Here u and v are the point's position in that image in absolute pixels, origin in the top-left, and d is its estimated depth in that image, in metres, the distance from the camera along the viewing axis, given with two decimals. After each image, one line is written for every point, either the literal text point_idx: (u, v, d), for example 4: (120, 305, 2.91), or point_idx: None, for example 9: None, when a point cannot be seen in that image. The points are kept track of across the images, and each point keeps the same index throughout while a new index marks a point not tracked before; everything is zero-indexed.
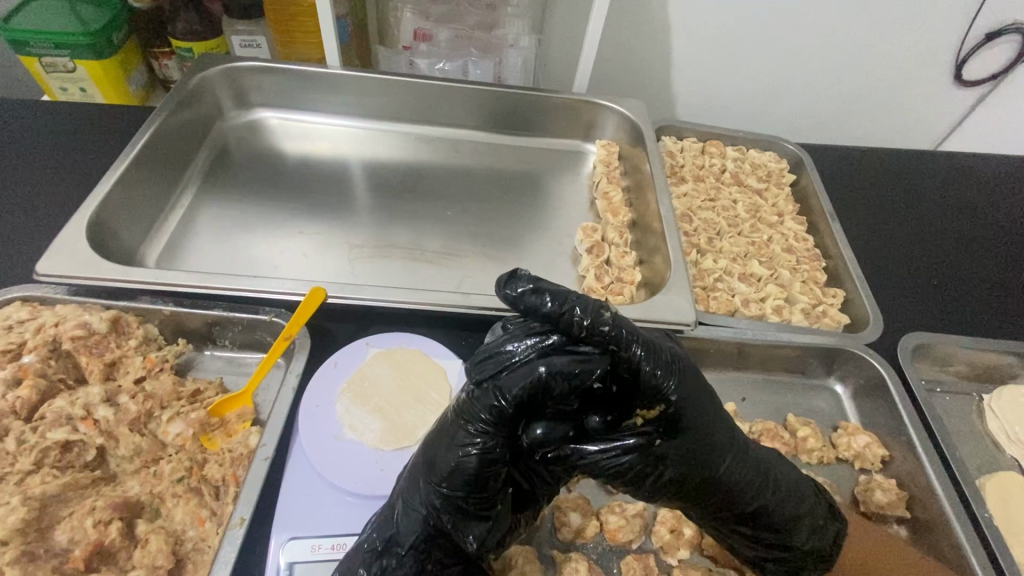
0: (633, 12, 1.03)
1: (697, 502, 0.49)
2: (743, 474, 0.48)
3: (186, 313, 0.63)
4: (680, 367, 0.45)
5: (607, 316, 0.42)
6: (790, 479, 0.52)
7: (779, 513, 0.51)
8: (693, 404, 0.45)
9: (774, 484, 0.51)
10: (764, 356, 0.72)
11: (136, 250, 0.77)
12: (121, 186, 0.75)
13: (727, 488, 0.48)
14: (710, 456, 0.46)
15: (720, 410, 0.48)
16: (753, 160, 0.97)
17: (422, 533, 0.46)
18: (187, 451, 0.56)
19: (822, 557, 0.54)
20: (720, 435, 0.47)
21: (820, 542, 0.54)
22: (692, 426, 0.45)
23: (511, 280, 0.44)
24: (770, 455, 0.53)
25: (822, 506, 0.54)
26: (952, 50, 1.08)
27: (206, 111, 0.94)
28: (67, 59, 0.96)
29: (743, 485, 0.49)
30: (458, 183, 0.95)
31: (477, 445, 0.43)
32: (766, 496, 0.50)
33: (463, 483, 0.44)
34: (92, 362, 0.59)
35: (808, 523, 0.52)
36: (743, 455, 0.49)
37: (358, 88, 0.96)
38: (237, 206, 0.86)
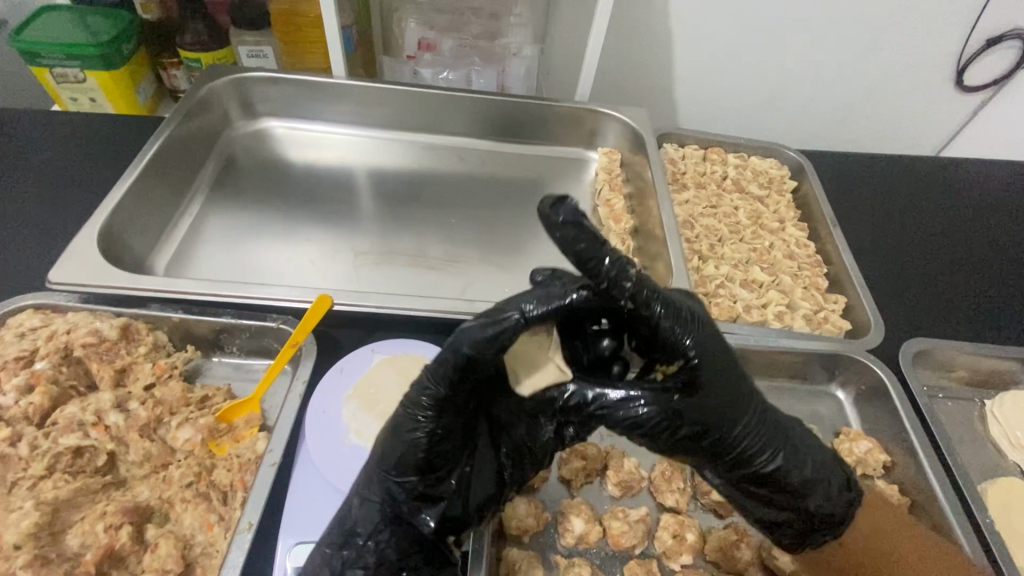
0: (635, 21, 1.05)
1: (716, 458, 0.49)
2: (762, 433, 0.49)
3: (195, 320, 0.64)
4: (698, 322, 0.46)
5: (632, 273, 0.42)
6: (809, 443, 0.52)
7: (794, 476, 0.50)
8: (714, 359, 0.45)
9: (789, 448, 0.50)
10: (767, 362, 0.72)
11: (146, 258, 0.78)
12: (131, 195, 0.76)
13: (746, 447, 0.48)
14: (728, 412, 0.47)
15: (739, 368, 0.48)
16: (754, 166, 0.98)
17: (383, 516, 0.47)
18: (196, 457, 0.57)
19: (829, 527, 0.54)
20: (739, 392, 0.47)
21: (832, 511, 0.53)
22: (711, 382, 0.45)
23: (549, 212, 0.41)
24: (788, 420, 0.52)
25: (837, 476, 0.53)
26: (953, 57, 1.09)
27: (215, 121, 0.96)
28: (78, 70, 0.98)
29: (762, 444, 0.49)
30: (462, 190, 0.97)
31: (423, 429, 0.45)
32: (785, 460, 0.49)
33: (416, 465, 0.46)
34: (103, 369, 0.60)
35: (823, 488, 0.52)
36: (762, 417, 0.49)
37: (363, 97, 0.97)
38: (245, 215, 0.87)
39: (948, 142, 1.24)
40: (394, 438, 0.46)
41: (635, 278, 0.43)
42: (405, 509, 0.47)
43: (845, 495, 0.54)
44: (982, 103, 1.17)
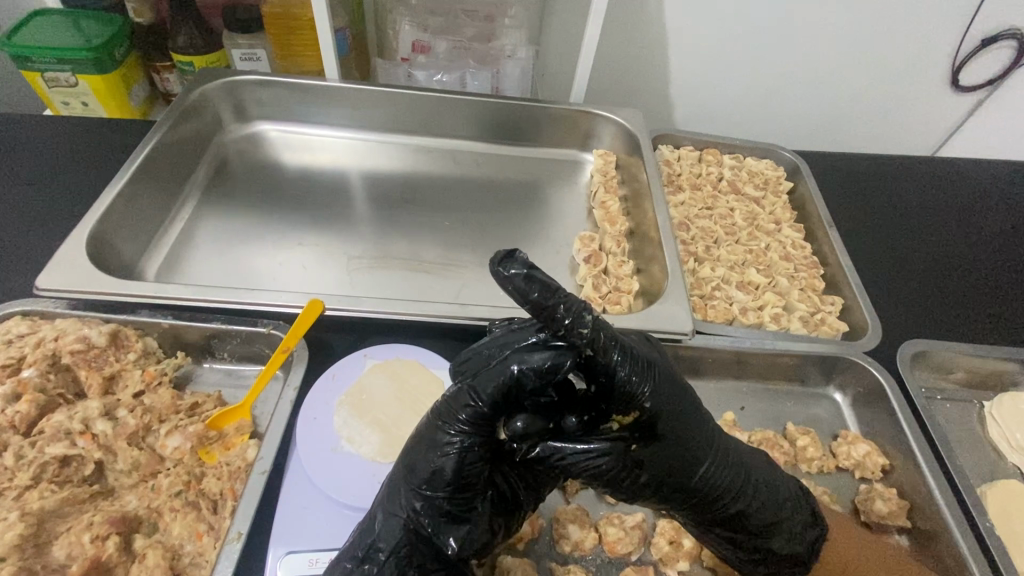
0: (630, 22, 1.04)
1: (678, 502, 0.49)
2: (725, 476, 0.49)
3: (185, 326, 0.63)
4: (653, 373, 0.45)
5: (589, 319, 0.42)
6: (773, 482, 0.53)
7: (758, 517, 0.51)
8: (667, 409, 0.45)
9: (753, 489, 0.51)
10: (764, 365, 0.72)
11: (136, 264, 0.77)
12: (121, 199, 0.75)
13: (708, 491, 0.48)
14: (688, 458, 0.47)
15: (698, 414, 0.48)
16: (750, 168, 0.97)
17: (406, 534, 0.45)
18: (185, 465, 0.56)
19: (802, 561, 0.54)
20: (699, 438, 0.48)
21: (798, 546, 0.53)
22: (668, 430, 0.46)
23: (499, 266, 0.41)
24: (752, 460, 0.53)
25: (802, 513, 0.54)
26: (949, 56, 1.09)
27: (207, 125, 0.95)
28: (70, 74, 0.97)
29: (723, 488, 0.49)
30: (457, 193, 0.96)
31: (456, 444, 0.45)
32: (746, 501, 0.50)
33: (450, 479, 0.45)
34: (92, 376, 0.60)
35: (785, 527, 0.52)
36: (723, 462, 0.49)
37: (356, 100, 0.96)
38: (237, 219, 0.86)
39: (946, 141, 1.24)
40: (427, 450, 0.46)
41: (591, 324, 0.42)
42: (428, 529, 0.45)
43: (814, 529, 0.55)
44: (979, 102, 1.17)
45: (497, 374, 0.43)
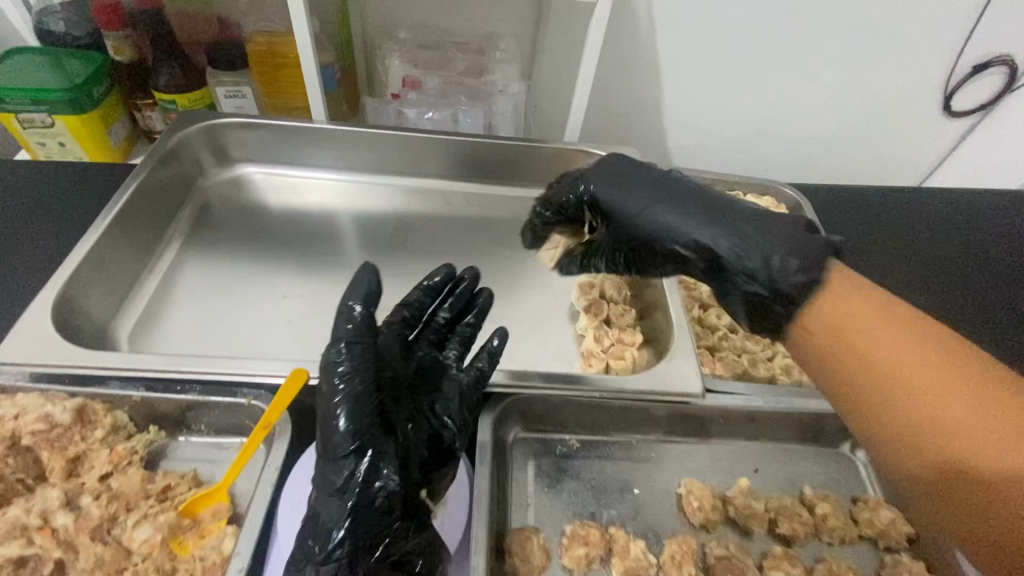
0: (623, 54, 1.02)
1: (654, 261, 0.58)
2: (670, 219, 0.54)
3: (159, 398, 0.59)
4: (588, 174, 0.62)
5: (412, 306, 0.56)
6: (760, 233, 0.50)
7: (727, 245, 0.51)
8: (615, 183, 0.59)
9: (709, 204, 0.54)
10: (779, 423, 0.66)
11: (109, 324, 0.72)
12: (93, 254, 0.71)
13: (658, 242, 0.55)
14: (626, 232, 0.58)
15: (667, 180, 0.57)
16: (751, 205, 0.95)
17: (339, 489, 0.46)
18: (154, 561, 0.51)
19: (811, 283, 0.46)
20: (675, 184, 0.57)
21: (801, 270, 0.47)
22: (605, 202, 0.59)
23: (360, 274, 0.48)
24: (735, 210, 0.53)
25: (782, 260, 0.48)
26: (940, 81, 1.08)
27: (187, 169, 0.91)
28: (46, 115, 0.93)
29: (671, 248, 0.54)
30: (449, 235, 0.92)
31: (348, 410, 0.45)
32: (682, 242, 0.53)
33: (356, 431, 0.46)
34: (54, 459, 0.55)
35: (756, 248, 0.49)
36: (659, 206, 0.55)
37: (344, 141, 0.93)
38: (215, 269, 0.82)
39: (933, 170, 1.23)
40: (324, 416, 0.46)
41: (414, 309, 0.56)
42: (361, 475, 0.45)
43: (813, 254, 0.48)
44: (968, 129, 1.15)
45: (388, 347, 0.51)
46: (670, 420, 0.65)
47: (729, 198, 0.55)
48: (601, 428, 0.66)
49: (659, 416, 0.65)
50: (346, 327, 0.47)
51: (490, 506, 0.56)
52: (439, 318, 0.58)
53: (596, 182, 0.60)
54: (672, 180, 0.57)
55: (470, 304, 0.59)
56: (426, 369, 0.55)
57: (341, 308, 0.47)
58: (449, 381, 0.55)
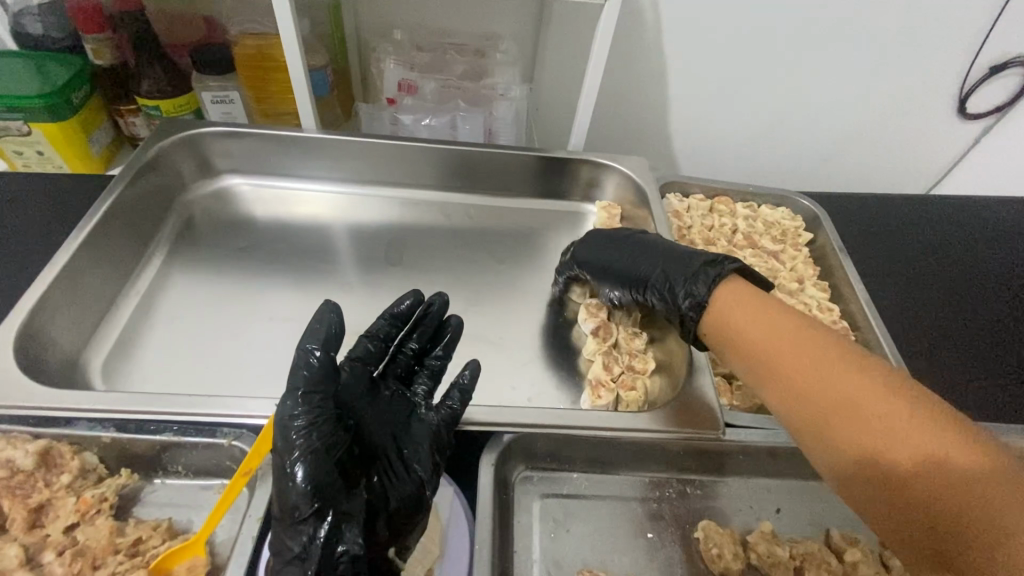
0: (629, 56, 0.97)
1: (639, 294, 0.68)
2: (637, 262, 0.68)
3: (131, 439, 0.54)
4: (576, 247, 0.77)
5: (378, 337, 0.55)
6: (689, 267, 0.63)
7: (670, 275, 0.64)
8: (590, 245, 0.75)
9: (668, 253, 0.67)
10: (802, 460, 0.61)
11: (81, 352, 0.67)
12: (62, 278, 0.67)
13: (623, 276, 0.69)
14: (609, 275, 0.71)
15: (645, 239, 0.71)
16: (765, 218, 0.90)
17: (298, 555, 0.42)
18: None
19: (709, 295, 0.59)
20: (649, 240, 0.70)
21: (701, 293, 0.59)
22: (587, 253, 0.74)
23: (319, 312, 0.47)
24: (673, 252, 0.66)
25: (693, 283, 0.61)
26: (956, 84, 1.03)
27: (169, 182, 0.86)
28: (22, 123, 0.88)
29: (642, 282, 0.67)
30: (448, 250, 0.87)
31: (304, 469, 0.42)
32: (652, 278, 0.65)
33: (314, 492, 0.42)
34: (15, 509, 0.50)
35: (682, 278, 0.62)
36: (626, 257, 0.70)
37: (335, 151, 0.88)
38: (196, 288, 0.77)
39: (942, 178, 1.18)
40: (278, 474, 0.43)
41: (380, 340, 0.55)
42: (321, 539, 0.42)
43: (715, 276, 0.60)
44: (983, 130, 1.10)
45: (352, 388, 0.51)
46: (686, 457, 0.60)
47: (675, 245, 0.68)
48: (611, 466, 0.61)
49: (673, 453, 0.60)
50: (301, 374, 0.44)
51: (493, 559, 0.51)
52: (408, 348, 0.58)
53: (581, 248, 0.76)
54: (640, 238, 0.71)
55: (438, 333, 0.59)
56: (394, 408, 0.52)
57: (297, 354, 0.45)
58: (418, 421, 0.52)
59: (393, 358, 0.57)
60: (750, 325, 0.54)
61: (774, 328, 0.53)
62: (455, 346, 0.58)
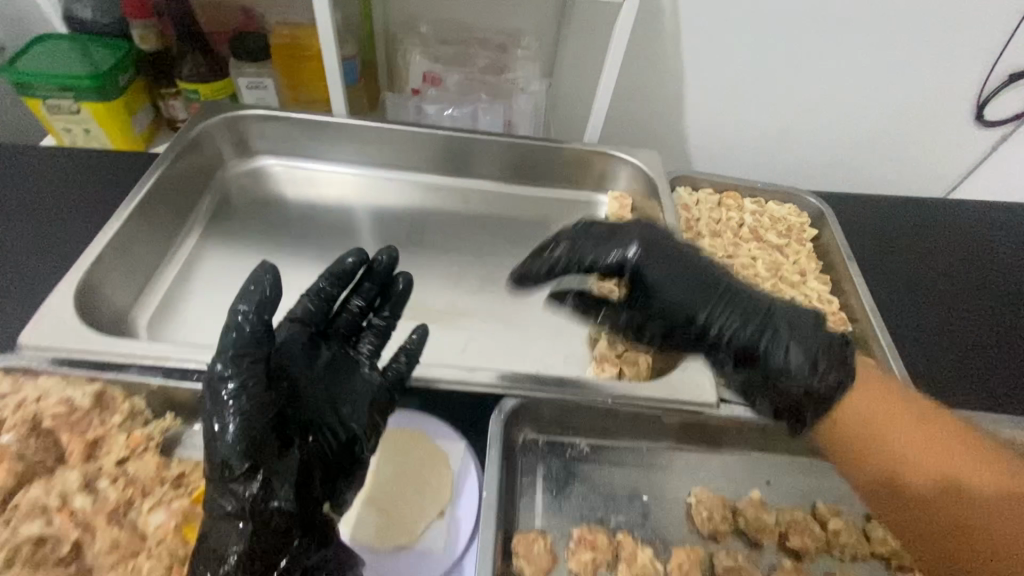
0: (648, 54, 1.01)
1: (687, 343, 0.57)
2: (728, 316, 0.54)
3: (175, 387, 0.59)
4: (647, 270, 0.56)
5: (316, 301, 0.59)
6: (790, 331, 0.53)
7: (760, 342, 0.53)
8: (663, 268, 0.56)
9: (739, 300, 0.55)
10: (792, 437, 0.65)
11: (129, 311, 0.74)
12: (115, 243, 0.72)
13: (713, 332, 0.55)
14: (667, 313, 0.56)
15: (686, 251, 0.57)
16: (773, 213, 0.93)
17: (231, 509, 0.47)
18: (168, 546, 0.51)
19: (840, 380, 0.51)
20: (704, 272, 0.56)
21: (809, 367, 0.51)
22: (650, 269, 0.56)
23: (254, 274, 0.50)
24: (743, 295, 0.55)
25: (818, 356, 0.51)
26: (974, 90, 1.05)
27: (209, 159, 0.92)
28: (72, 102, 0.95)
29: (703, 334, 0.55)
30: (465, 234, 0.92)
31: (234, 427, 0.47)
32: (718, 327, 0.54)
33: (245, 447, 0.47)
34: (74, 442, 0.56)
35: (792, 343, 0.52)
36: (701, 301, 0.55)
37: (362, 137, 0.93)
38: (231, 261, 0.83)
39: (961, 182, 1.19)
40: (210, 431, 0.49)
41: (319, 303, 0.59)
42: (252, 494, 0.47)
43: (841, 345, 0.53)
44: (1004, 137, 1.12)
45: (287, 351, 0.55)
46: (681, 429, 0.65)
47: (732, 278, 0.57)
48: (612, 434, 0.65)
49: (670, 425, 0.64)
50: (233, 336, 0.49)
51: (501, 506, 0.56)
52: (352, 306, 0.62)
53: (582, 238, 0.57)
54: (677, 244, 0.58)
55: (387, 285, 0.63)
56: (335, 366, 0.57)
57: (229, 316, 0.49)
58: (361, 379, 0.56)
59: (338, 317, 0.62)
60: (876, 414, 0.51)
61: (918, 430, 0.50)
62: (402, 307, 0.62)
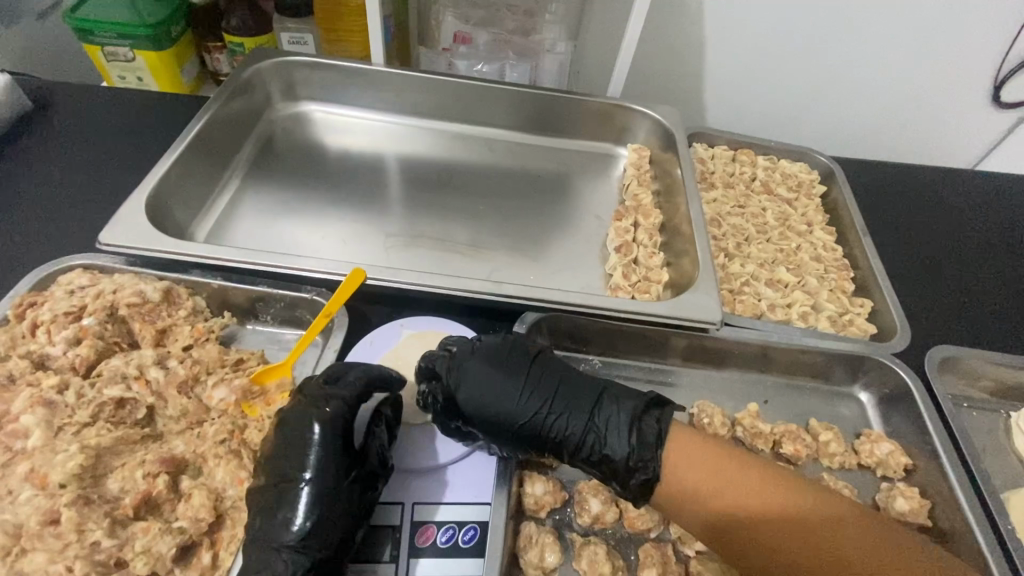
0: (671, 16, 1.04)
1: (551, 452, 0.58)
2: (564, 420, 0.57)
3: (233, 287, 0.67)
4: (464, 360, 0.59)
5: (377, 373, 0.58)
6: (605, 404, 0.58)
7: (599, 427, 0.56)
8: (499, 380, 0.58)
9: (583, 391, 0.59)
10: (789, 361, 0.71)
11: (188, 228, 0.81)
12: (176, 168, 0.79)
13: (545, 438, 0.57)
14: (520, 430, 0.56)
15: (564, 378, 0.60)
16: (784, 170, 0.98)
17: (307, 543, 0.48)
18: (229, 416, 0.59)
19: (638, 457, 0.54)
20: (552, 372, 0.60)
21: (626, 448, 0.55)
22: (484, 403, 0.57)
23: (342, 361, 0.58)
24: (581, 390, 0.59)
25: (615, 416, 0.57)
26: (993, 66, 1.04)
27: (258, 102, 0.99)
28: (128, 49, 1.01)
29: (560, 439, 0.57)
30: (492, 180, 0.98)
31: (320, 476, 0.50)
32: (546, 423, 0.57)
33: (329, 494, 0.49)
34: (145, 328, 0.63)
35: (611, 427, 0.56)
36: (542, 407, 0.57)
37: (398, 86, 1.00)
38: (276, 194, 0.90)
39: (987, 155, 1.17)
40: (351, 413, 0.53)
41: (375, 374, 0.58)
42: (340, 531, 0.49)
43: (653, 425, 0.56)
44: (1013, 125, 1.11)
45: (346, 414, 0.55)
46: (686, 347, 0.71)
47: (583, 377, 0.61)
48: (621, 351, 0.73)
49: (676, 343, 0.70)
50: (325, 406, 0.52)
51: None
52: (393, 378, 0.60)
53: (457, 370, 0.59)
54: (537, 370, 0.59)
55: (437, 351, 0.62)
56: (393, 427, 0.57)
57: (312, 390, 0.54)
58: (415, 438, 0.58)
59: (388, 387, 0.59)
60: (709, 480, 0.52)
61: (739, 481, 0.52)
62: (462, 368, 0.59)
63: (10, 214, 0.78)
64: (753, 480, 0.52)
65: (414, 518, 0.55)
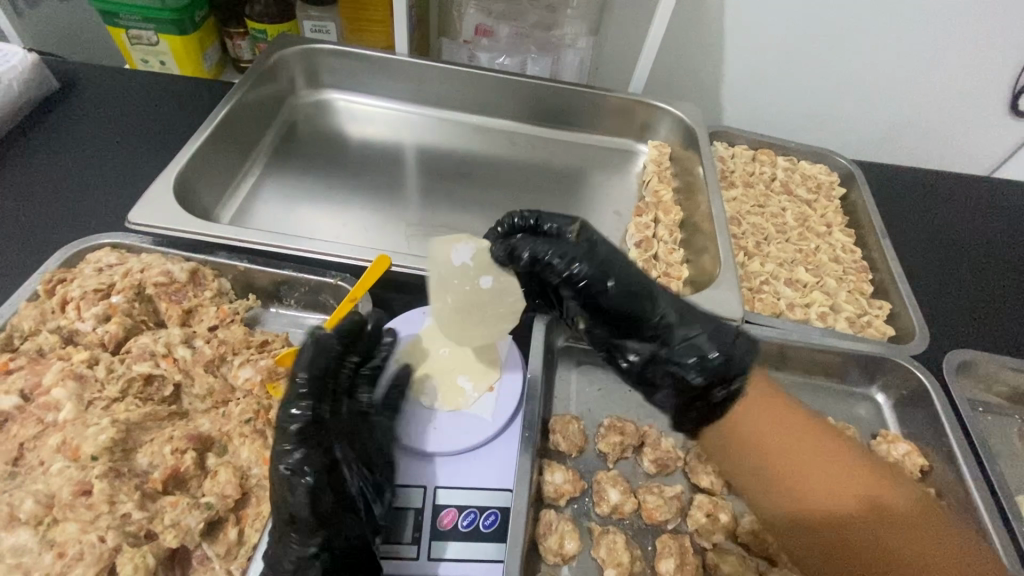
0: (693, 14, 1.04)
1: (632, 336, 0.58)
2: (660, 313, 0.57)
3: (258, 271, 0.67)
4: (581, 237, 0.58)
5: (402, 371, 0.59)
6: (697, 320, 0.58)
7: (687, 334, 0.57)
8: (600, 255, 0.57)
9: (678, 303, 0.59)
10: (807, 359, 0.72)
11: (212, 211, 0.82)
12: (202, 152, 0.80)
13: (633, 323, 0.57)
14: (618, 302, 0.56)
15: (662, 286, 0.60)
16: (803, 171, 0.98)
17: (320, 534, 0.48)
18: (255, 396, 0.59)
19: (719, 369, 0.55)
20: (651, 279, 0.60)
21: (712, 357, 0.55)
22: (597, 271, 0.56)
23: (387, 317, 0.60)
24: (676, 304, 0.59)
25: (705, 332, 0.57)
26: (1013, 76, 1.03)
27: (282, 88, 0.99)
28: (152, 33, 1.01)
29: (649, 327, 0.57)
30: (511, 172, 0.98)
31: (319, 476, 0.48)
32: (643, 311, 0.57)
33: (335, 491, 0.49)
34: (172, 308, 0.64)
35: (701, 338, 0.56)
36: (643, 298, 0.57)
37: (420, 76, 1.00)
38: (298, 181, 0.90)
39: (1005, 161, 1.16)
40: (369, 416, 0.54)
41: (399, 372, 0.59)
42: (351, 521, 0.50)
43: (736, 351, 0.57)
44: None
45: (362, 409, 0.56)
46: None
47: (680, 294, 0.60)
48: None
49: None
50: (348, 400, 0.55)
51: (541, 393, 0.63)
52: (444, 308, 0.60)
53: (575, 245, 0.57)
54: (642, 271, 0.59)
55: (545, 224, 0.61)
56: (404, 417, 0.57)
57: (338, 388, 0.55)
58: None
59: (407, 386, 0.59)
60: (775, 420, 0.57)
61: (797, 427, 0.56)
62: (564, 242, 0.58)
63: (39, 192, 0.79)
64: (813, 434, 0.56)
65: (437, 502, 0.55)
